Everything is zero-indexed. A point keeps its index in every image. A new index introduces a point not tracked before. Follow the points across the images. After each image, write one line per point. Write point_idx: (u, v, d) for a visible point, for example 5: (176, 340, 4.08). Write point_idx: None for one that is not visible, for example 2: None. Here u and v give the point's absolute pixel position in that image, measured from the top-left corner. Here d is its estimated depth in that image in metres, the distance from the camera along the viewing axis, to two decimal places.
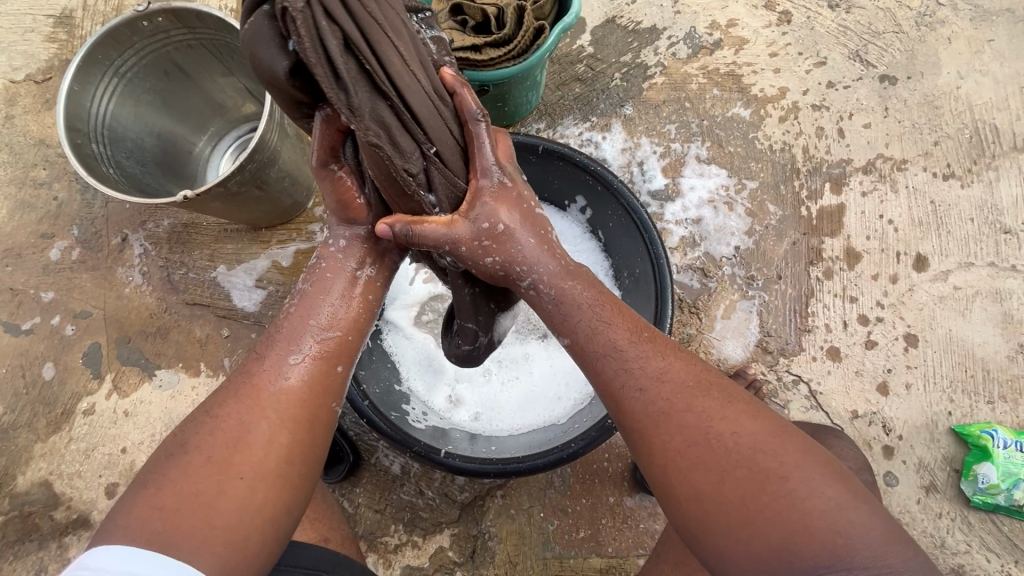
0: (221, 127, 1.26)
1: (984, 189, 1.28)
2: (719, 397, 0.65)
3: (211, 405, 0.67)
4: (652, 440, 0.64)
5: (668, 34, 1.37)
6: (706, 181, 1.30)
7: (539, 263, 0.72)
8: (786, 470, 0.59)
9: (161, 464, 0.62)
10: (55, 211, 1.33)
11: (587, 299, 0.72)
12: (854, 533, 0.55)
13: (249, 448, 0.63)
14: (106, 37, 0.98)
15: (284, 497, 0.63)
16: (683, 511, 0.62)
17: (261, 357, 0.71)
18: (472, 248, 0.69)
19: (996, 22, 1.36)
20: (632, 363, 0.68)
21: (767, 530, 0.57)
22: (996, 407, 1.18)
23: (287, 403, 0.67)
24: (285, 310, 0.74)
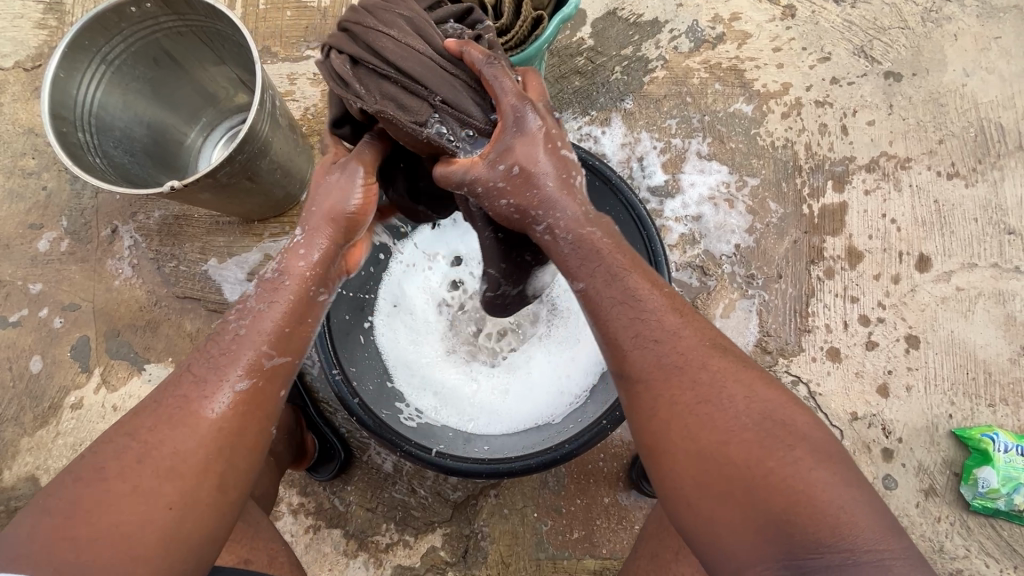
0: (212, 117, 1.24)
1: (988, 188, 1.26)
2: (735, 360, 0.63)
3: (137, 424, 0.62)
4: (659, 396, 0.62)
5: (670, 27, 1.34)
6: (707, 178, 1.27)
7: (558, 203, 0.69)
8: (794, 440, 0.57)
9: (76, 492, 0.58)
10: (44, 201, 1.31)
11: (604, 246, 0.68)
12: (857, 511, 0.53)
13: (178, 478, 0.60)
14: (94, 23, 0.96)
15: (214, 527, 0.61)
16: (678, 472, 0.60)
17: (195, 377, 0.65)
18: (488, 190, 0.69)
19: (1003, 18, 1.34)
20: (648, 314, 0.65)
21: (767, 497, 0.54)
22: (997, 410, 1.16)
23: (222, 433, 0.62)
24: (227, 324, 0.68)
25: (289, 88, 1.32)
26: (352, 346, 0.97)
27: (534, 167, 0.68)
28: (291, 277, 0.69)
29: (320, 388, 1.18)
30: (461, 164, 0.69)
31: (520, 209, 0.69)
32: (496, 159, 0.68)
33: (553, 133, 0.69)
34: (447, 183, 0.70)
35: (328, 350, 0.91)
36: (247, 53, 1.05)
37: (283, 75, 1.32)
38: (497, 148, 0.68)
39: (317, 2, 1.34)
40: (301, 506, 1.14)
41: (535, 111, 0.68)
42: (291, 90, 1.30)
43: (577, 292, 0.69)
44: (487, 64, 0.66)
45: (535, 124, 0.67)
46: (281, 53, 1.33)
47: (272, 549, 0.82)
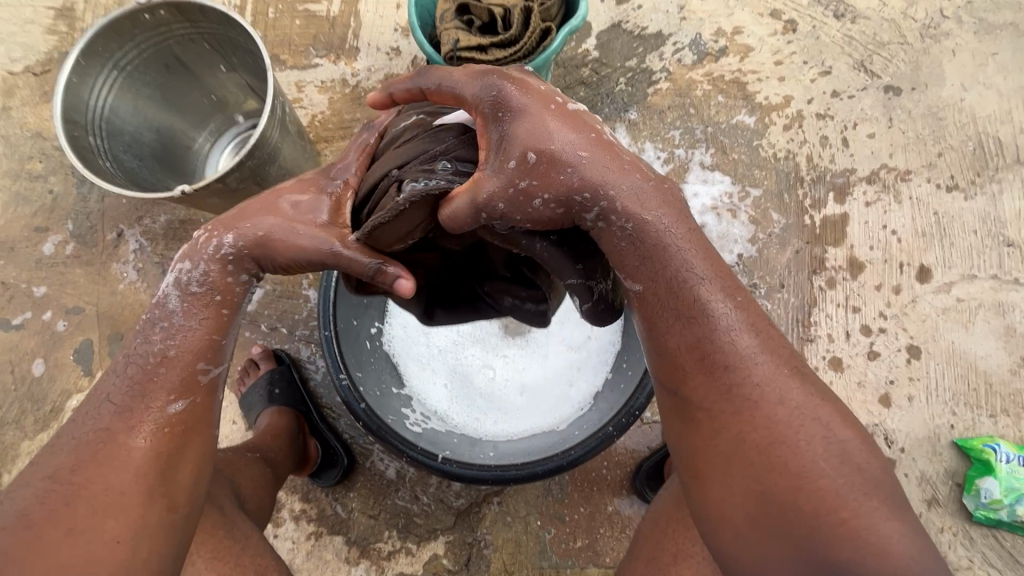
0: (222, 123, 1.24)
1: (987, 201, 1.28)
2: (812, 391, 0.64)
3: (57, 467, 0.63)
4: (725, 425, 0.64)
5: (673, 40, 1.36)
6: (710, 188, 1.29)
7: (606, 187, 0.66)
8: (865, 490, 0.59)
9: (5, 541, 0.59)
10: (50, 205, 1.32)
11: (678, 235, 0.68)
12: (918, 564, 0.56)
13: (118, 508, 0.61)
14: (107, 30, 0.97)
15: (167, 546, 0.63)
16: (733, 502, 0.63)
17: (121, 409, 0.66)
18: (515, 195, 0.65)
19: (1000, 35, 1.36)
20: (719, 339, 0.65)
21: (832, 544, 0.58)
22: (998, 421, 1.17)
23: (159, 453, 0.65)
24: (148, 345, 0.67)
25: (297, 96, 1.33)
26: (359, 352, 0.98)
27: (558, 151, 0.65)
28: (222, 291, 0.69)
29: (323, 394, 1.19)
30: (465, 188, 0.65)
31: (563, 202, 0.66)
32: (511, 157, 0.64)
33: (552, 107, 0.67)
34: (466, 219, 0.65)
35: (337, 355, 0.92)
36: (259, 60, 1.06)
37: (291, 82, 1.33)
38: (496, 147, 0.65)
39: (326, 12, 1.36)
40: (303, 513, 1.13)
41: (507, 81, 0.66)
42: (299, 98, 1.32)
43: (633, 292, 0.70)
44: (420, 82, 0.71)
45: (518, 96, 0.65)
46: (289, 61, 1.34)
47: (259, 564, 0.75)
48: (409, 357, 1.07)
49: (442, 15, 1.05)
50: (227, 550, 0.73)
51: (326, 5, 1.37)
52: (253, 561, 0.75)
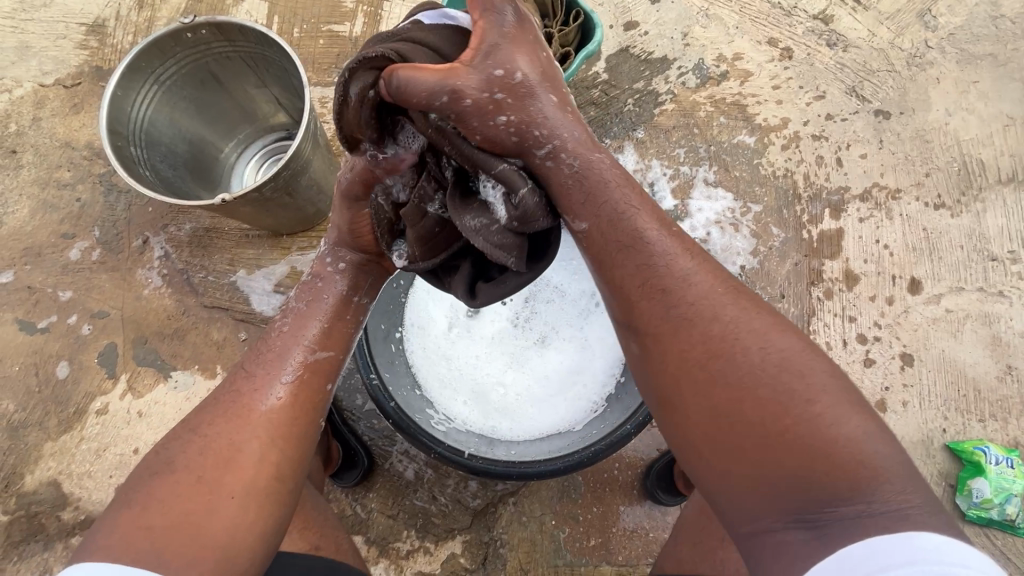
0: (249, 135, 1.30)
1: (972, 219, 1.36)
2: (747, 307, 0.68)
3: (198, 423, 0.73)
4: (668, 347, 0.68)
5: (678, 64, 1.45)
6: (714, 204, 1.36)
7: (561, 129, 0.71)
8: (813, 394, 0.59)
9: (148, 485, 0.65)
10: (77, 212, 1.35)
11: (612, 178, 0.74)
12: (877, 464, 0.55)
13: (238, 467, 0.68)
14: (151, 46, 1.03)
15: (273, 515, 0.68)
16: (688, 425, 0.65)
17: (251, 377, 0.78)
18: (481, 100, 0.66)
19: (980, 64, 1.46)
20: (656, 263, 0.71)
21: (782, 454, 0.58)
22: (987, 425, 1.24)
23: (278, 421, 0.74)
24: (273, 327, 0.85)
25: (321, 111, 1.39)
26: (385, 355, 1.03)
27: (529, 75, 0.68)
28: (321, 277, 0.89)
29: (343, 398, 1.21)
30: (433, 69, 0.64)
31: (520, 130, 0.69)
32: (487, 66, 0.66)
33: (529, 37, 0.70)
34: (420, 96, 0.64)
35: (367, 356, 0.98)
36: (292, 77, 1.12)
37: (315, 99, 1.39)
38: (481, 55, 0.67)
39: (350, 32, 1.42)
40: None
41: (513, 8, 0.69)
42: (324, 113, 1.38)
43: (581, 232, 0.74)
44: None
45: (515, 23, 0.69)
46: (313, 78, 1.41)
47: (337, 535, 0.91)
48: (424, 365, 1.09)
49: None
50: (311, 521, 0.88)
51: (349, 25, 1.43)
52: (332, 533, 0.90)
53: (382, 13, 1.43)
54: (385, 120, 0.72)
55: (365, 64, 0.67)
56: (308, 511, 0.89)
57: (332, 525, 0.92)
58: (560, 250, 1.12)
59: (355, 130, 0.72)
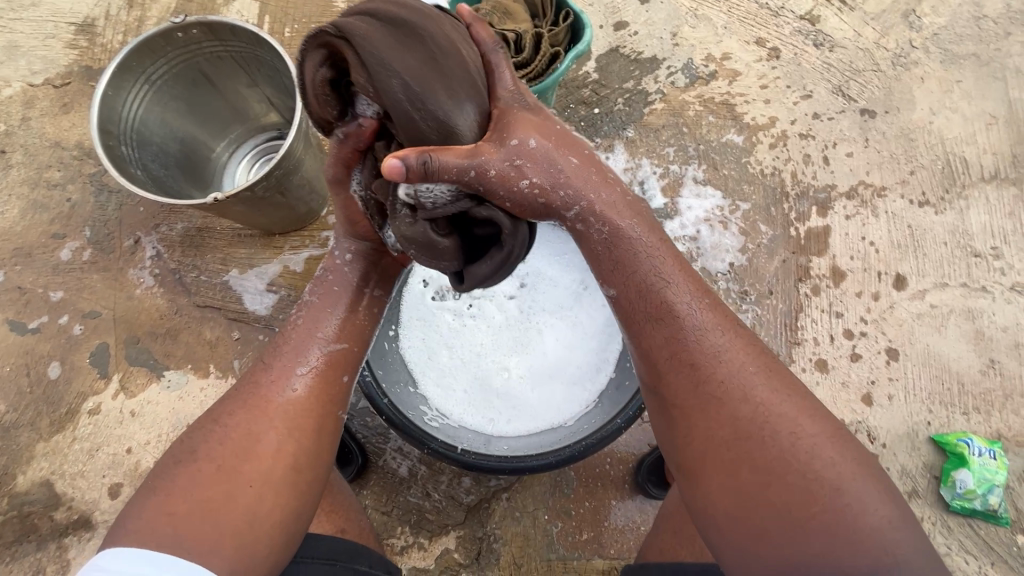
0: (241, 135, 1.30)
1: (955, 216, 1.38)
2: (779, 386, 0.70)
3: (218, 414, 0.75)
4: (700, 420, 0.70)
5: (667, 64, 1.46)
6: (703, 202, 1.38)
7: (584, 191, 0.73)
8: (843, 482, 0.64)
9: (173, 471, 0.68)
10: (68, 212, 1.35)
11: (648, 247, 0.75)
12: (900, 556, 0.60)
13: (256, 457, 0.71)
14: (141, 46, 1.03)
15: (290, 504, 0.71)
16: (715, 498, 0.68)
17: (268, 368, 0.79)
18: (503, 170, 0.69)
19: (963, 64, 1.49)
20: (689, 338, 0.72)
21: (808, 538, 0.62)
22: (971, 418, 1.26)
23: (295, 414, 0.76)
24: (289, 321, 0.84)
25: None
26: (379, 352, 1.03)
27: (544, 142, 0.71)
28: (328, 268, 0.87)
29: None
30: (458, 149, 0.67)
31: (544, 193, 0.71)
32: (505, 139, 0.70)
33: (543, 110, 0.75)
34: (449, 171, 0.67)
35: None
36: (284, 77, 1.12)
37: None
38: (500, 129, 0.70)
39: None
40: None
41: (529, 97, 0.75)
42: None
43: (610, 297, 0.77)
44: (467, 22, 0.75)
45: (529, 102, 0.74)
46: None
47: (361, 527, 0.89)
48: (421, 359, 1.10)
49: None
50: (337, 510, 0.88)
51: None
52: (357, 521, 0.90)
53: None
54: (340, 93, 0.73)
55: (313, 41, 0.68)
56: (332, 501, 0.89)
57: (352, 509, 0.91)
58: (548, 242, 1.13)
59: (317, 109, 0.73)
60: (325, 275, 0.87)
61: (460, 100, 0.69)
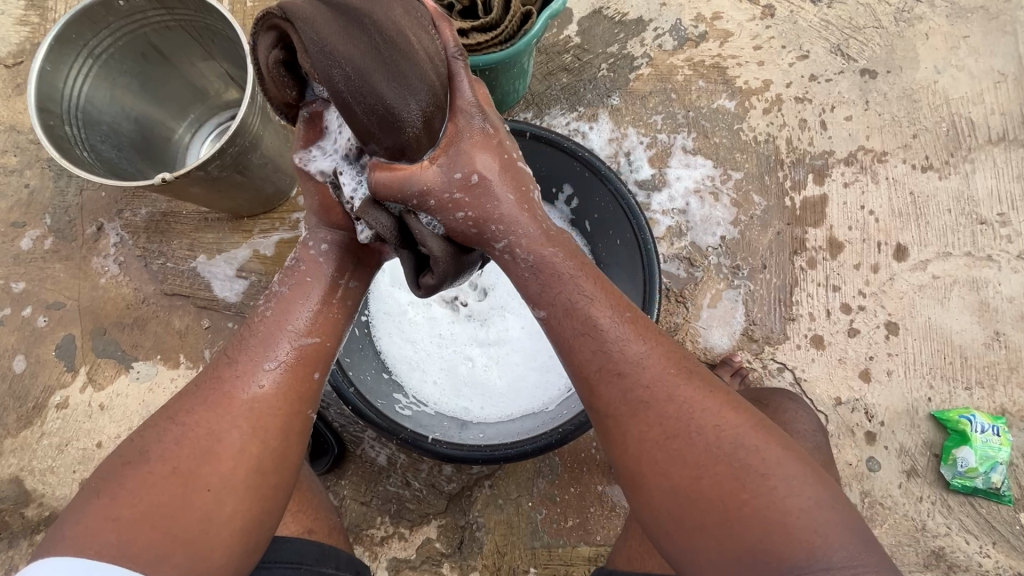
0: (201, 113, 1.23)
1: (960, 181, 1.31)
2: (701, 385, 0.65)
3: (178, 409, 0.68)
4: (632, 431, 0.64)
5: (654, 25, 1.37)
6: (693, 172, 1.31)
7: (518, 222, 0.68)
8: (768, 467, 0.60)
9: (124, 472, 0.63)
10: (26, 199, 1.29)
11: (569, 269, 0.68)
12: (831, 534, 0.57)
13: (215, 459, 0.64)
14: (80, 16, 0.95)
15: (252, 511, 0.64)
16: (655, 504, 0.63)
17: (233, 363, 0.71)
18: (443, 200, 0.67)
19: (971, 18, 1.39)
20: (611, 346, 0.66)
21: (742, 530, 0.58)
22: (973, 393, 1.21)
23: (260, 413, 0.68)
24: (258, 312, 0.74)
25: None
26: (350, 339, 0.98)
27: (488, 175, 0.68)
28: (305, 261, 0.76)
29: None
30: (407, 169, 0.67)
31: (478, 223, 0.68)
32: (452, 166, 0.67)
33: (501, 134, 0.70)
34: (394, 192, 0.67)
35: None
36: (237, 48, 1.04)
37: None
38: (450, 155, 0.67)
39: None
40: None
41: (490, 117, 0.69)
42: None
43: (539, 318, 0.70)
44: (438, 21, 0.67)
45: (489, 122, 0.69)
46: None
47: (331, 526, 0.84)
48: (390, 348, 1.06)
49: None
50: (307, 506, 0.82)
51: None
52: (327, 517, 0.84)
53: None
54: (297, 73, 0.69)
55: (262, 23, 0.63)
56: (304, 496, 0.83)
57: (325, 509, 0.86)
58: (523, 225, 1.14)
59: (276, 92, 0.70)
60: (296, 267, 0.76)
61: (404, 93, 0.62)
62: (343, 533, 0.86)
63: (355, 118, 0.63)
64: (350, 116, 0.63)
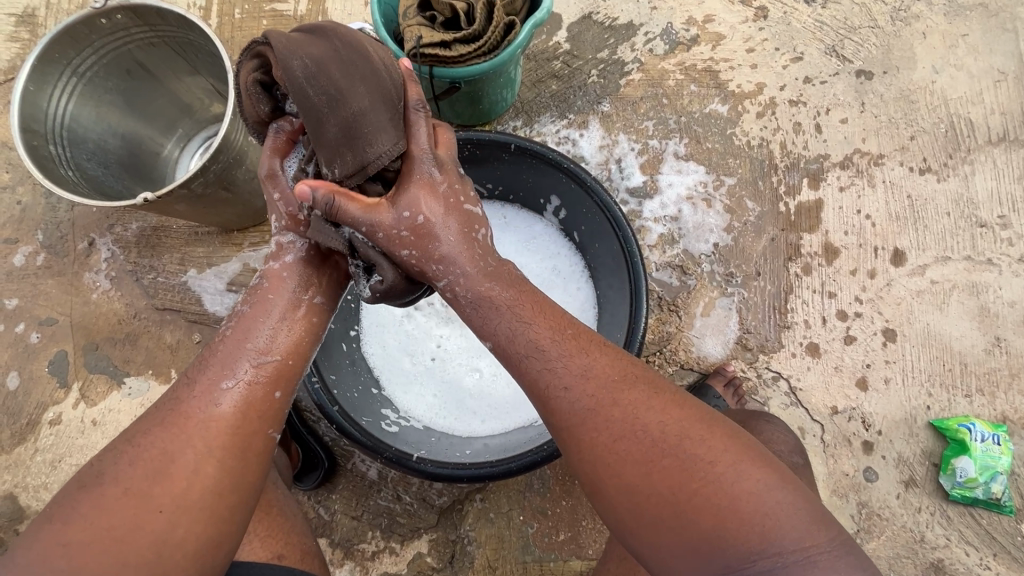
0: (189, 128, 1.23)
1: (959, 183, 1.28)
2: (645, 387, 0.64)
3: (134, 431, 0.64)
4: (582, 441, 0.63)
5: (644, 30, 1.35)
6: (685, 178, 1.29)
7: (458, 262, 0.70)
8: (713, 456, 0.59)
9: (76, 496, 0.59)
10: (18, 216, 1.30)
11: (505, 300, 0.70)
12: (780, 515, 0.56)
13: (169, 479, 0.60)
14: (62, 35, 0.95)
15: (211, 531, 0.60)
16: (617, 509, 0.61)
17: (191, 383, 0.67)
18: (391, 235, 0.70)
19: (969, 16, 1.36)
20: (556, 362, 0.66)
21: (696, 520, 0.57)
22: (974, 401, 1.18)
23: (218, 431, 0.64)
24: (220, 333, 0.72)
25: None
26: (337, 357, 0.98)
27: (433, 216, 0.70)
28: (268, 279, 0.75)
29: (302, 397, 1.16)
30: (359, 204, 0.69)
31: (421, 262, 0.71)
32: (400, 205, 0.70)
33: (451, 180, 0.73)
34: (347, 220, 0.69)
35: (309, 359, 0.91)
36: (221, 63, 1.04)
37: None
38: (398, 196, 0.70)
39: (294, 11, 1.33)
40: None
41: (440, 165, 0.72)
42: None
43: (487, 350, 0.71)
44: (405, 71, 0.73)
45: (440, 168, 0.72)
46: None
47: (305, 551, 0.83)
48: (386, 364, 1.08)
49: (406, 11, 1.02)
50: (280, 532, 0.81)
51: (293, 4, 1.34)
52: (300, 540, 0.83)
53: None
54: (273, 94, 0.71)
55: (247, 53, 0.68)
56: (278, 522, 0.82)
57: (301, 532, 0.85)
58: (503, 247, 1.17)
59: (250, 109, 0.71)
60: (258, 287, 0.75)
61: (353, 79, 0.66)
62: (317, 557, 0.85)
63: (309, 101, 0.64)
64: (320, 131, 0.66)
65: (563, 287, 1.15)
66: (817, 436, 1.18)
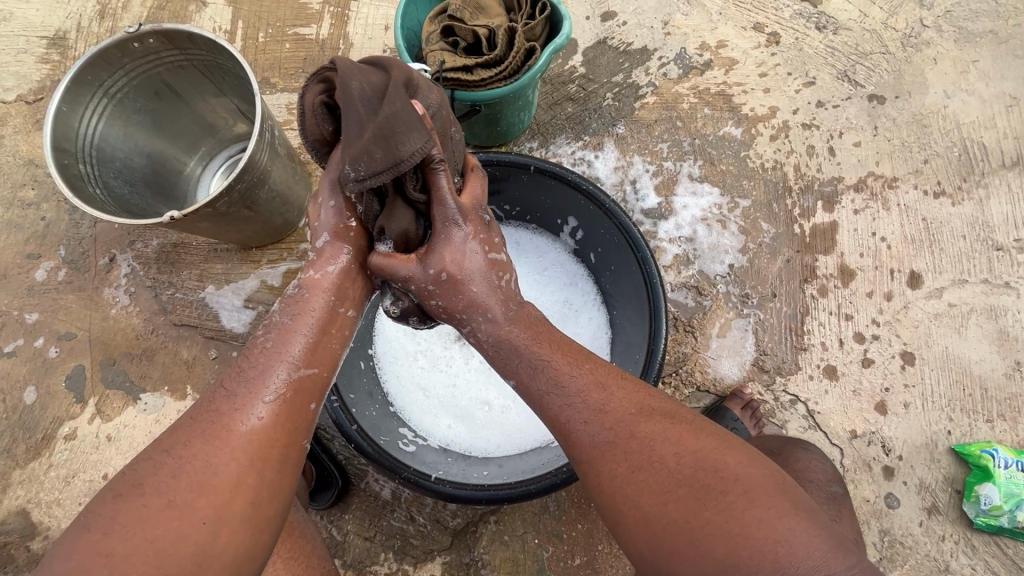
0: (212, 147, 1.26)
1: (974, 207, 1.28)
2: (662, 419, 0.64)
3: (173, 442, 0.63)
4: (601, 474, 0.63)
5: (658, 55, 1.38)
6: (699, 200, 1.30)
7: (481, 307, 0.73)
8: (725, 484, 0.58)
9: (115, 506, 0.57)
10: (42, 231, 1.32)
11: (523, 340, 0.72)
12: (794, 541, 0.54)
13: (212, 491, 0.59)
14: (96, 58, 0.98)
15: (251, 543, 0.60)
16: (637, 542, 0.61)
17: (229, 395, 0.66)
18: (422, 289, 0.73)
19: (980, 43, 1.38)
20: (575, 398, 0.66)
21: (711, 549, 0.56)
22: (995, 426, 1.17)
23: (259, 444, 0.63)
24: (255, 341, 0.71)
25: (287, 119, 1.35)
26: (353, 376, 0.98)
27: (455, 268, 0.72)
28: (309, 288, 0.75)
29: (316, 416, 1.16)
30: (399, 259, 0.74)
31: (448, 312, 0.74)
32: (426, 261, 0.72)
33: (478, 230, 0.74)
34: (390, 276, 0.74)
35: None
36: (247, 84, 1.07)
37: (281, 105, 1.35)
38: (426, 252, 0.73)
39: (316, 35, 1.37)
40: None
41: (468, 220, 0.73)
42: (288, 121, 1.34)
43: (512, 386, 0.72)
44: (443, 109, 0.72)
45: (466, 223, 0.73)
46: (279, 84, 1.36)
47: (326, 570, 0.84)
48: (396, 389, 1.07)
49: (428, 37, 1.05)
50: (303, 551, 0.81)
51: (315, 28, 1.38)
52: (319, 558, 0.84)
53: (348, 13, 1.38)
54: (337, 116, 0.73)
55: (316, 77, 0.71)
56: (299, 542, 0.82)
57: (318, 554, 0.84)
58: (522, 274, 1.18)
59: (313, 128, 0.73)
60: (298, 296, 0.75)
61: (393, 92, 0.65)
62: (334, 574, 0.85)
63: (351, 108, 0.65)
64: (359, 134, 0.65)
65: (575, 319, 1.15)
66: (837, 461, 1.16)
